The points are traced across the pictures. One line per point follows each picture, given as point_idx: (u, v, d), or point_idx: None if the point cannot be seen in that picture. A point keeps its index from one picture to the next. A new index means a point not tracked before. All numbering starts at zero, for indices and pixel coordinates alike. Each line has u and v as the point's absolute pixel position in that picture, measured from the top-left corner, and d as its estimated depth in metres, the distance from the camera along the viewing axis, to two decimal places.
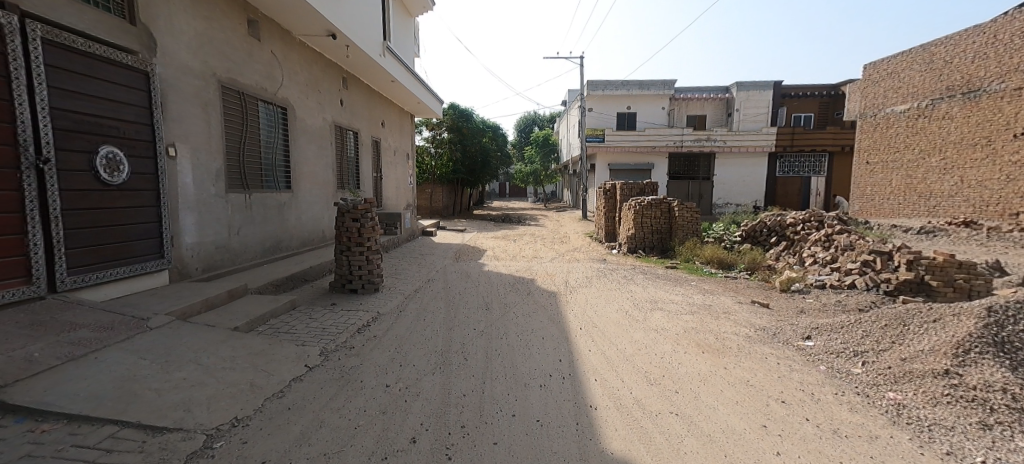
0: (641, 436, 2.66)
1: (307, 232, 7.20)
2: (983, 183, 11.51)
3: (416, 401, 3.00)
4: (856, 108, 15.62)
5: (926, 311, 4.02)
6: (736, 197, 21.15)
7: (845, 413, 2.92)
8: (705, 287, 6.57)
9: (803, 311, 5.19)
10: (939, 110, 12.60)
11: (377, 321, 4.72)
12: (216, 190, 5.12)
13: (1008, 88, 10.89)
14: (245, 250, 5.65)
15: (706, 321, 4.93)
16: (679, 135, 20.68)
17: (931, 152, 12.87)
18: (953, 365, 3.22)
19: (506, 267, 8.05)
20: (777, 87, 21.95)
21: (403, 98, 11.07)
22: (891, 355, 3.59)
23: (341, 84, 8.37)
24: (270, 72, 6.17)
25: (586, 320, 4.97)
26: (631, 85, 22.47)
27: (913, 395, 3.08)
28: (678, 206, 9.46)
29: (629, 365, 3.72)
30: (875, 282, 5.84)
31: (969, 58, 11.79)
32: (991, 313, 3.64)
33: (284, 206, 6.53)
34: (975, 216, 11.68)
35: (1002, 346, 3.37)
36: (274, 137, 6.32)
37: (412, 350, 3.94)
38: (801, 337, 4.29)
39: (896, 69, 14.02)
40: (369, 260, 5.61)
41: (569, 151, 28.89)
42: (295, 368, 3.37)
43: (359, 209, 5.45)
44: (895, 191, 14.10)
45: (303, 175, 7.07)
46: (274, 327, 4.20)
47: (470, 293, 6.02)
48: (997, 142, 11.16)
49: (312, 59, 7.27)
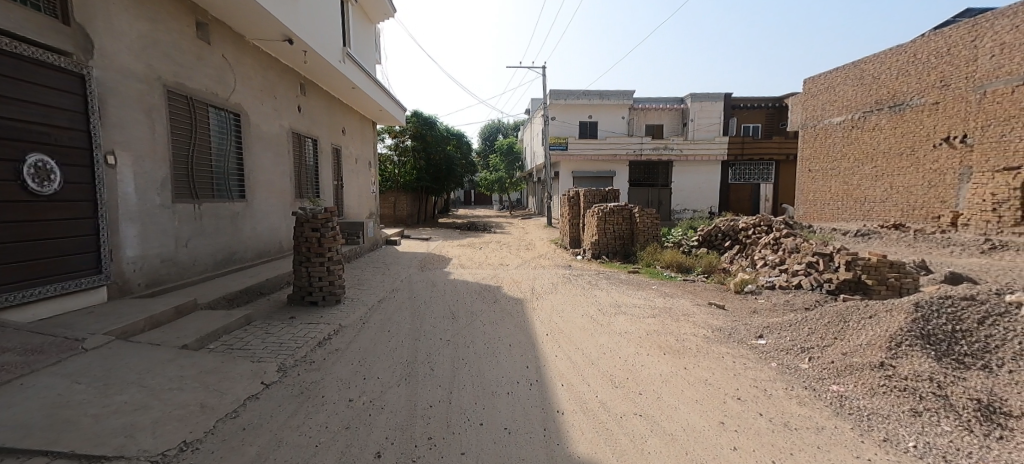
0: (608, 437, 2.72)
1: (263, 244, 6.90)
2: (909, 189, 12.58)
3: (381, 415, 2.92)
4: (799, 119, 16.71)
5: (863, 308, 4.32)
6: (693, 204, 22.04)
7: (794, 407, 3.10)
8: (666, 290, 6.82)
9: (756, 311, 5.47)
10: (870, 122, 13.71)
11: (338, 333, 4.58)
12: (163, 200, 4.83)
13: (927, 102, 12.01)
14: (195, 263, 5.35)
15: (667, 323, 5.08)
16: (639, 144, 21.35)
17: (865, 161, 13.94)
18: (887, 357, 3.47)
19: (473, 274, 8.04)
20: (727, 99, 23.18)
21: (365, 105, 10.89)
22: (834, 350, 3.85)
23: (299, 89, 8.11)
24: (222, 76, 5.90)
25: (552, 326, 5.02)
26: (592, 95, 23.10)
27: (854, 387, 3.31)
28: (639, 213, 9.72)
29: (595, 369, 3.80)
30: (819, 282, 6.24)
31: (894, 74, 12.90)
32: (919, 308, 3.93)
33: (239, 216, 6.24)
34: (903, 218, 12.72)
35: (929, 338, 3.65)
36: (226, 144, 6.03)
37: (376, 362, 3.84)
38: (754, 335, 4.53)
39: (832, 83, 15.12)
40: (330, 270, 5.44)
41: (534, 159, 28.85)
42: (251, 386, 3.21)
43: (319, 219, 5.29)
44: (833, 196, 15.15)
45: (259, 183, 6.79)
46: (227, 344, 3.99)
47: (436, 302, 5.95)
48: (920, 152, 12.25)
49: (268, 63, 7.01)
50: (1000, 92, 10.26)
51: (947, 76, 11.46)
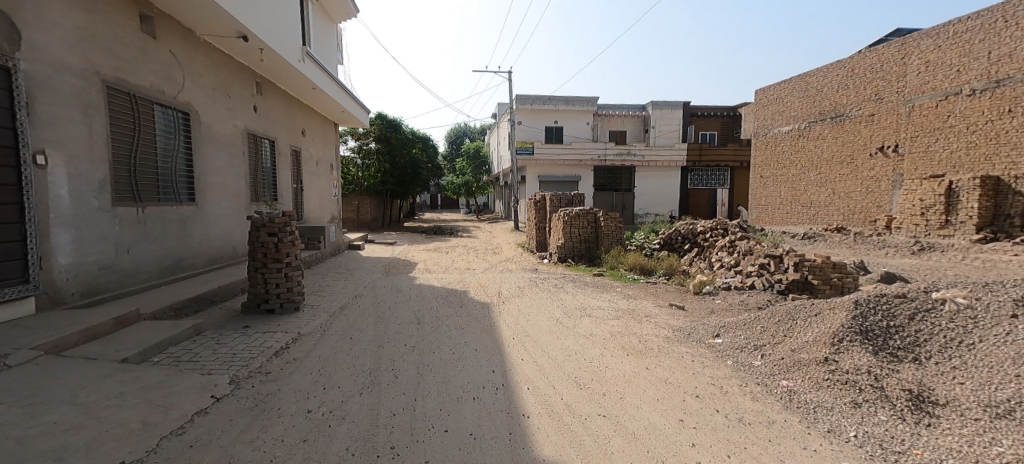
0: (572, 439, 2.75)
1: (215, 250, 6.55)
2: (849, 195, 13.49)
3: (341, 425, 2.83)
4: (751, 127, 17.59)
5: (809, 307, 4.58)
6: (654, 208, 22.74)
7: (747, 402, 3.24)
8: (629, 292, 6.99)
9: (712, 311, 5.70)
10: (814, 132, 14.63)
11: (297, 342, 4.41)
12: (101, 203, 4.51)
13: (863, 114, 12.94)
14: (138, 270, 5.01)
15: (630, 325, 5.20)
16: (603, 149, 21.86)
17: (810, 168, 14.84)
18: (830, 352, 3.69)
19: (439, 279, 7.96)
20: (686, 107, 24.10)
21: (327, 106, 10.59)
22: (783, 347, 4.06)
23: (255, 88, 7.78)
24: (170, 73, 5.59)
25: (519, 330, 5.04)
26: (557, 101, 23.46)
27: (801, 381, 3.50)
28: (604, 217, 9.94)
29: (560, 371, 3.84)
30: (770, 282, 6.58)
31: (836, 87, 13.83)
32: (858, 305, 4.21)
33: (188, 221, 5.90)
34: (844, 222, 13.61)
35: (868, 334, 3.90)
36: (174, 144, 5.70)
37: (337, 371, 3.73)
38: (711, 335, 4.71)
39: (780, 94, 16.03)
40: (289, 276, 5.23)
41: (501, 163, 28.94)
42: (200, 400, 3.03)
43: (276, 223, 5.09)
44: (782, 201, 16.04)
45: (211, 186, 6.46)
46: (174, 356, 3.76)
47: (401, 308, 5.84)
48: (858, 160, 13.17)
49: (221, 60, 6.70)
50: (926, 105, 11.19)
51: (881, 90, 12.39)
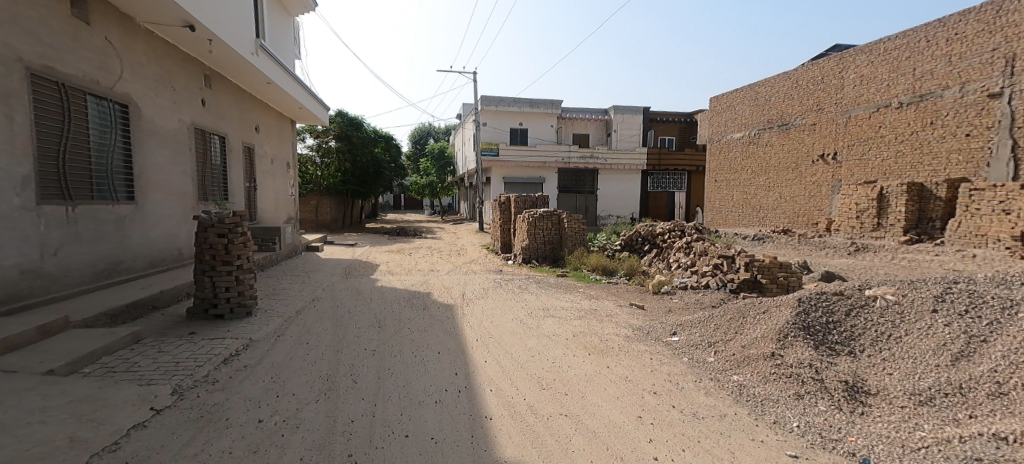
0: (534, 440, 2.76)
1: (157, 252, 6.14)
2: (793, 199, 14.33)
3: (295, 435, 2.72)
4: (706, 133, 18.37)
5: (758, 305, 4.83)
6: (616, 210, 23.32)
7: (701, 397, 3.37)
8: (591, 293, 7.12)
9: (670, 310, 5.90)
10: (763, 139, 15.47)
11: (248, 348, 4.20)
12: (23, 201, 4.12)
13: (806, 123, 13.80)
14: (67, 274, 4.62)
15: (592, 325, 5.30)
16: (566, 152, 22.21)
17: (759, 173, 15.66)
18: (776, 348, 3.90)
19: (401, 281, 7.81)
20: (646, 112, 24.87)
21: (282, 102, 10.18)
22: (735, 343, 4.25)
23: (203, 81, 7.37)
24: (106, 62, 5.20)
25: (482, 331, 5.03)
26: (522, 103, 23.63)
27: (750, 376, 3.68)
28: (567, 218, 10.09)
29: (523, 372, 3.86)
30: (723, 281, 6.89)
31: (782, 97, 14.67)
32: (802, 303, 4.48)
33: (126, 221, 5.50)
34: (790, 224, 14.44)
35: (811, 330, 4.15)
36: (111, 139, 5.30)
37: (292, 378, 3.58)
38: (669, 333, 4.87)
39: (732, 103, 16.83)
40: (239, 280, 4.99)
41: (466, 164, 28.80)
42: (136, 413, 2.83)
43: (226, 223, 4.85)
44: (735, 204, 16.83)
45: (153, 183, 6.05)
46: (108, 366, 3.48)
47: (361, 311, 5.69)
48: (802, 166, 14.02)
49: (164, 50, 6.29)
50: (861, 116, 12.09)
51: (822, 101, 13.25)
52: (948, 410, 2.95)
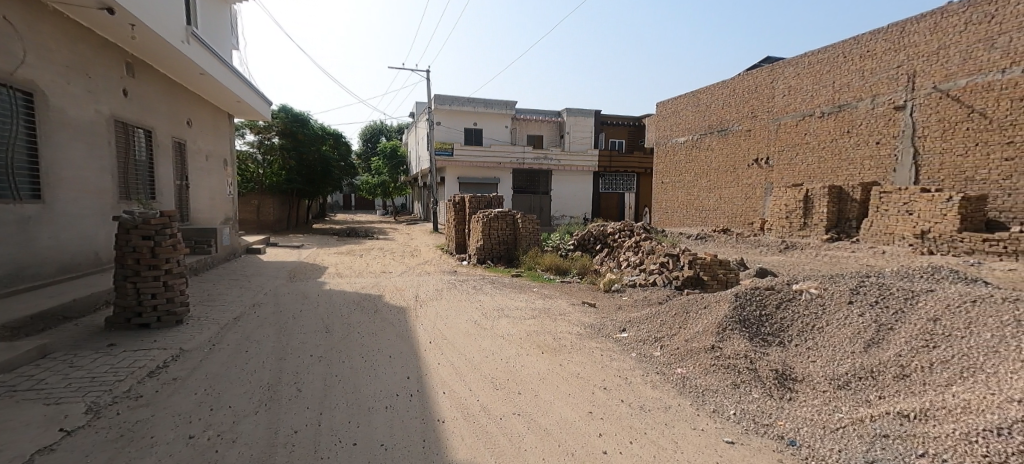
0: (487, 441, 2.75)
1: (70, 256, 5.55)
2: (732, 200, 15.25)
3: (231, 450, 2.54)
4: (653, 137, 19.17)
5: (700, 301, 5.09)
6: (570, 210, 23.81)
7: (648, 390, 3.51)
8: (544, 292, 7.21)
9: (619, 307, 6.09)
10: (704, 143, 16.36)
11: (178, 359, 3.90)
12: None
13: (742, 129, 14.74)
14: None
15: (544, 323, 5.36)
16: (521, 153, 22.40)
17: (701, 175, 16.55)
18: (716, 340, 4.13)
19: (351, 283, 7.54)
20: (597, 115, 25.57)
21: (219, 95, 9.53)
22: (679, 338, 4.46)
23: (125, 69, 6.75)
24: (3, 44, 4.63)
25: (436, 333, 4.95)
26: (476, 103, 23.58)
27: (693, 368, 3.87)
28: (521, 218, 10.16)
29: (477, 372, 3.84)
30: (668, 279, 7.20)
31: (721, 104, 15.58)
32: (738, 297, 4.77)
33: (30, 222, 4.93)
34: (729, 224, 15.36)
35: (747, 322, 4.43)
36: (10, 130, 4.73)
37: (229, 389, 3.35)
38: (618, 329, 5.03)
39: (677, 108, 17.68)
40: (167, 285, 4.62)
41: (419, 163, 28.38)
42: (42, 436, 2.53)
43: (152, 224, 4.47)
44: (680, 205, 17.67)
45: (65, 180, 5.47)
46: (7, 384, 3.10)
47: (307, 316, 5.44)
48: (739, 170, 14.96)
49: (77, 33, 5.70)
50: (789, 124, 13.08)
51: (756, 109, 14.21)
52: (863, 392, 3.25)
